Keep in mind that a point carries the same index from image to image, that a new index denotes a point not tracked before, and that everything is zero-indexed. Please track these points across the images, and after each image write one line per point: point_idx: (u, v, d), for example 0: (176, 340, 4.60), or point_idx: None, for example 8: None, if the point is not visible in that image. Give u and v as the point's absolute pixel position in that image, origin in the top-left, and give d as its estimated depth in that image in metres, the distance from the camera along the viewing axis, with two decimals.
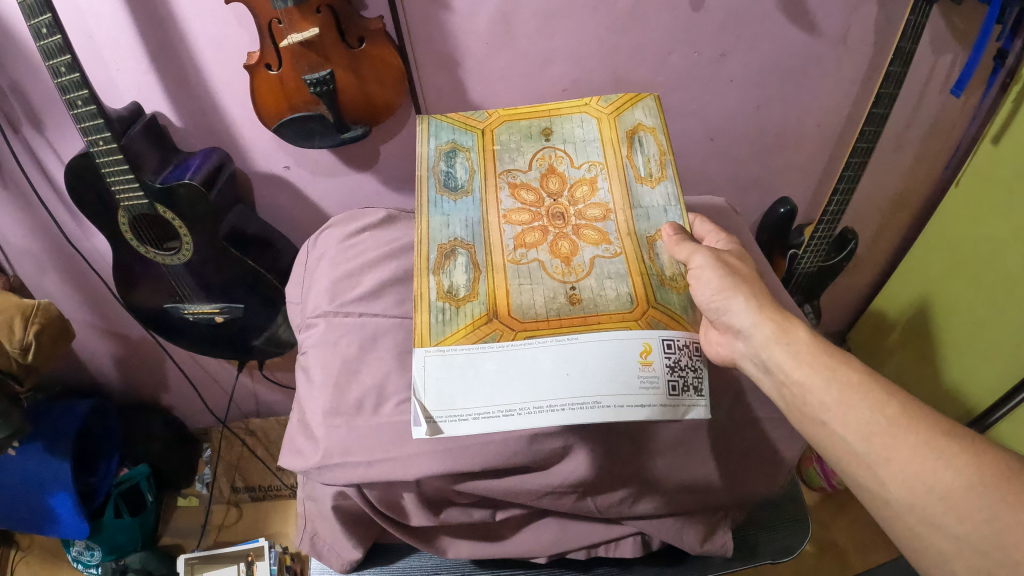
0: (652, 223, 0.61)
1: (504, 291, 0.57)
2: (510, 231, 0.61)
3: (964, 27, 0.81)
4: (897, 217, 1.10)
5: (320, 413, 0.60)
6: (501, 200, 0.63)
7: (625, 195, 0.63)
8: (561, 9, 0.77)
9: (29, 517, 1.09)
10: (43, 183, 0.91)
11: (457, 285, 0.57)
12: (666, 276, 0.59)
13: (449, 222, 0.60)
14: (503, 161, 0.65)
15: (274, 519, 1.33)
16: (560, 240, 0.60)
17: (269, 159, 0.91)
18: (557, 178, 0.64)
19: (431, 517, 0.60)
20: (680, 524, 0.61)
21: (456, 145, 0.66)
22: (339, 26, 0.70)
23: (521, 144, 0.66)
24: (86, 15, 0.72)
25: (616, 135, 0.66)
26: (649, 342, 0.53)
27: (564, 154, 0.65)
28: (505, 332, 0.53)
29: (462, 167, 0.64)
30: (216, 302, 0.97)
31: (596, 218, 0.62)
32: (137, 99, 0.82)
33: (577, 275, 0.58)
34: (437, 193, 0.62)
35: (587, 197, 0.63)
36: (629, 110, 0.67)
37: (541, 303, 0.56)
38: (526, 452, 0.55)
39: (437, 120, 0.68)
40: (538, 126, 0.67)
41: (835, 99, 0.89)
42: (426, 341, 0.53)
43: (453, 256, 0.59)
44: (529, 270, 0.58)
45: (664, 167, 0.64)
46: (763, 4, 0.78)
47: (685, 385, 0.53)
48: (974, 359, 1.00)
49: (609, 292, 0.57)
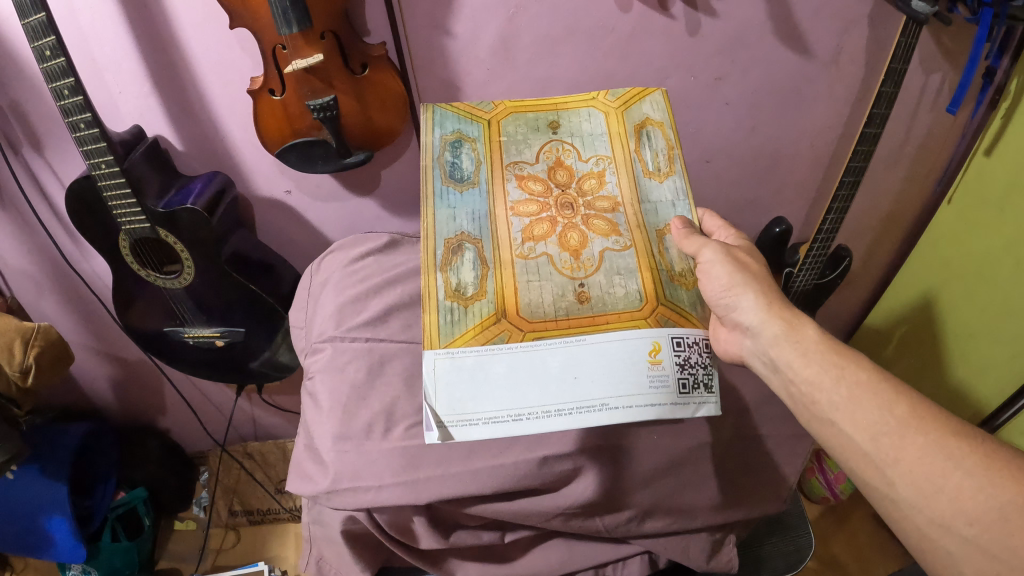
0: (660, 218, 0.62)
1: (512, 287, 0.57)
2: (519, 223, 0.61)
3: (952, 45, 0.83)
4: (889, 232, 1.12)
5: (329, 438, 0.60)
6: (507, 192, 0.63)
7: (632, 188, 0.63)
8: (562, 35, 0.79)
9: (26, 542, 1.07)
10: (42, 204, 0.91)
11: (465, 283, 0.57)
12: (675, 272, 0.60)
13: (456, 215, 0.61)
14: (510, 153, 0.65)
15: (273, 543, 1.32)
16: (569, 231, 0.61)
17: (271, 183, 0.92)
18: (565, 170, 0.64)
19: (442, 540, 0.59)
20: (685, 539, 0.60)
21: (462, 135, 0.65)
22: (343, 52, 0.71)
23: (528, 135, 0.66)
24: (89, 39, 0.73)
25: (624, 129, 0.66)
26: (658, 340, 0.54)
27: (571, 146, 0.65)
28: (513, 332, 0.54)
29: (468, 158, 0.64)
30: (217, 325, 0.96)
31: (605, 209, 0.62)
32: (139, 123, 0.82)
33: (586, 271, 0.58)
34: (443, 184, 0.63)
35: (595, 189, 0.63)
36: (638, 104, 0.67)
37: (549, 301, 0.56)
38: (538, 474, 0.56)
39: (442, 109, 0.67)
40: (546, 118, 0.67)
41: (828, 120, 0.91)
42: (435, 343, 0.53)
43: (461, 252, 0.59)
44: (538, 264, 0.59)
45: (672, 161, 0.65)
46: (756, 27, 0.80)
47: (695, 383, 0.53)
48: (972, 368, 1.02)
49: (617, 289, 0.57)
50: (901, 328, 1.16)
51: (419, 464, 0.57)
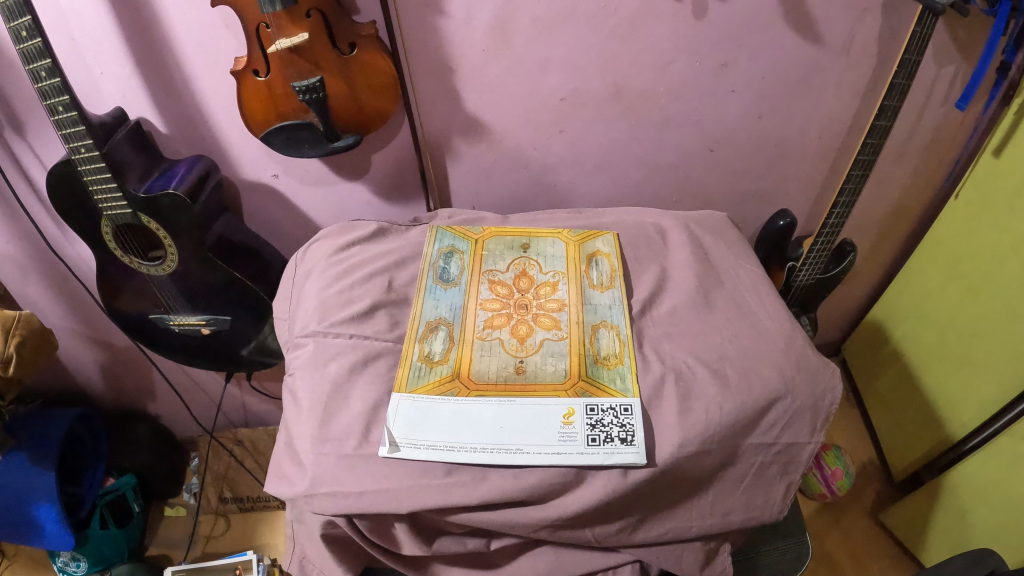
0: (599, 316, 0.66)
1: (468, 357, 0.62)
2: (483, 315, 0.66)
3: (968, 38, 0.79)
4: (896, 225, 1.09)
5: (308, 439, 0.57)
6: (479, 291, 0.68)
7: (579, 295, 0.68)
8: (561, 17, 0.75)
9: (14, 529, 1.06)
10: (24, 187, 0.88)
11: (434, 350, 0.62)
12: (600, 354, 0.62)
13: (438, 305, 0.66)
14: (487, 262, 0.71)
15: (263, 531, 1.30)
16: (520, 324, 0.65)
17: (257, 167, 0.88)
18: (527, 279, 0.70)
19: (424, 548, 0.56)
20: (678, 547, 0.57)
21: (454, 248, 0.72)
22: (330, 33, 0.68)
23: (504, 251, 0.73)
24: (68, 17, 0.70)
25: (578, 255, 0.72)
26: (573, 407, 0.58)
27: (535, 261, 0.71)
28: (462, 390, 0.59)
29: (456, 265, 0.71)
30: (202, 313, 0.93)
31: (553, 309, 0.67)
32: (120, 105, 0.79)
33: (527, 351, 0.62)
34: (433, 283, 0.69)
35: (548, 294, 0.68)
36: (592, 239, 0.74)
37: (494, 370, 0.61)
38: (525, 481, 0.54)
39: (443, 228, 0.75)
40: (521, 239, 0.74)
41: (837, 111, 0.87)
42: (403, 387, 0.59)
43: (435, 331, 0.64)
44: (491, 345, 0.63)
45: (614, 279, 0.69)
46: (765, 13, 0.76)
47: (605, 437, 0.55)
48: (971, 374, 0.99)
49: (549, 366, 0.61)
50: (907, 322, 1.14)
51: (400, 469, 0.54)
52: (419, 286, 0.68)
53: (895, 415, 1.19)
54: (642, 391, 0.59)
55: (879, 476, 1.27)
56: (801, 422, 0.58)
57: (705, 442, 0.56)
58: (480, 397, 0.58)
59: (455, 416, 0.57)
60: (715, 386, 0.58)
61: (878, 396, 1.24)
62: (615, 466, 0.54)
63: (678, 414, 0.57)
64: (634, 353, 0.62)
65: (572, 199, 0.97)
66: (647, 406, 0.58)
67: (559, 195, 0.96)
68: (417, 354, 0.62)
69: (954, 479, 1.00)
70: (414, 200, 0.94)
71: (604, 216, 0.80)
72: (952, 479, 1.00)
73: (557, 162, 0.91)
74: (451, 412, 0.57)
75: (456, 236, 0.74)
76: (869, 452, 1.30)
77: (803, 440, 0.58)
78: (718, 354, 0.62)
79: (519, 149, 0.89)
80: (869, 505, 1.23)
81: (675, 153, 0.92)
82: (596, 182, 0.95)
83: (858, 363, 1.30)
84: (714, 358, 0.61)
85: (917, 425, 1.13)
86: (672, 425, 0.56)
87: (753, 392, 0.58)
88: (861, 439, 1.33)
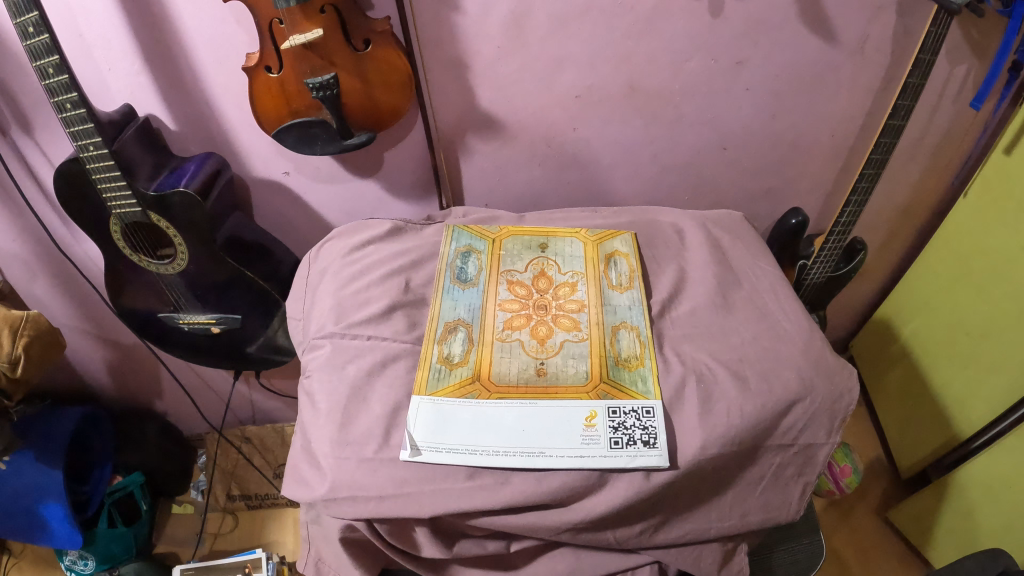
0: (618, 317, 0.65)
1: (488, 359, 0.61)
2: (502, 316, 0.65)
3: (981, 38, 0.78)
4: (907, 223, 1.08)
5: (327, 443, 0.56)
6: (498, 292, 0.67)
7: (598, 296, 0.67)
8: (575, 14, 0.74)
9: (22, 527, 1.06)
10: (31, 185, 0.87)
11: (453, 352, 0.61)
12: (621, 356, 0.61)
13: (455, 306, 0.66)
14: (505, 263, 0.71)
15: (271, 528, 1.30)
16: (540, 325, 0.64)
17: (268, 164, 0.87)
18: (546, 279, 0.69)
19: (443, 551, 0.56)
20: (697, 549, 0.57)
21: (471, 248, 0.72)
22: (344, 28, 0.67)
23: (521, 251, 0.72)
24: (76, 13, 0.69)
25: (597, 255, 0.72)
26: (595, 409, 0.57)
27: (553, 261, 0.71)
28: (483, 392, 0.59)
29: (474, 265, 0.70)
30: (213, 312, 0.93)
31: (572, 310, 0.66)
32: (129, 102, 0.78)
33: (547, 352, 0.62)
34: (450, 283, 0.68)
35: (567, 295, 0.67)
36: (610, 239, 0.73)
37: (515, 371, 0.60)
38: (547, 486, 0.53)
39: (459, 227, 0.74)
40: (538, 239, 0.74)
41: (852, 109, 0.86)
42: (423, 390, 0.58)
43: (454, 333, 0.63)
44: (512, 347, 0.62)
45: (632, 279, 0.69)
46: (781, 11, 0.75)
47: (628, 441, 0.55)
48: (979, 373, 0.99)
49: (570, 368, 0.61)
50: (915, 321, 1.13)
51: (420, 475, 0.54)
52: (437, 286, 0.68)
53: (901, 413, 1.19)
54: (664, 394, 0.58)
55: (886, 473, 1.27)
56: (820, 422, 0.58)
57: (726, 445, 0.55)
58: (501, 400, 0.58)
59: (476, 419, 0.56)
60: (736, 389, 0.58)
61: (884, 394, 1.23)
62: (637, 469, 0.54)
63: (700, 417, 0.56)
64: (654, 355, 0.62)
65: (585, 197, 0.96)
66: (668, 408, 0.58)
67: (571, 192, 0.95)
68: (436, 356, 0.61)
69: (961, 478, 1.00)
70: (425, 198, 0.94)
71: (619, 215, 0.79)
72: (958, 479, 1.00)
73: (570, 159, 0.90)
74: (472, 415, 0.57)
75: (472, 235, 0.74)
76: (876, 450, 1.30)
77: (820, 441, 0.57)
78: (738, 356, 0.61)
79: (530, 147, 0.88)
80: (876, 503, 1.23)
81: (688, 152, 0.91)
82: (610, 180, 0.94)
83: (864, 361, 1.30)
84: (734, 360, 0.61)
85: (924, 424, 1.13)
86: (694, 428, 0.56)
87: (773, 394, 0.58)
88: (868, 437, 1.33)
